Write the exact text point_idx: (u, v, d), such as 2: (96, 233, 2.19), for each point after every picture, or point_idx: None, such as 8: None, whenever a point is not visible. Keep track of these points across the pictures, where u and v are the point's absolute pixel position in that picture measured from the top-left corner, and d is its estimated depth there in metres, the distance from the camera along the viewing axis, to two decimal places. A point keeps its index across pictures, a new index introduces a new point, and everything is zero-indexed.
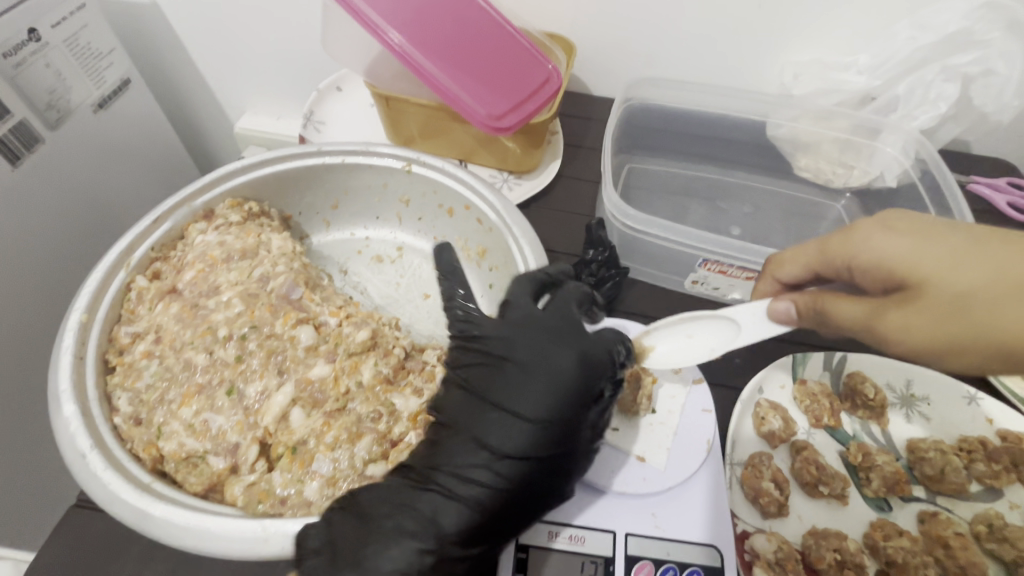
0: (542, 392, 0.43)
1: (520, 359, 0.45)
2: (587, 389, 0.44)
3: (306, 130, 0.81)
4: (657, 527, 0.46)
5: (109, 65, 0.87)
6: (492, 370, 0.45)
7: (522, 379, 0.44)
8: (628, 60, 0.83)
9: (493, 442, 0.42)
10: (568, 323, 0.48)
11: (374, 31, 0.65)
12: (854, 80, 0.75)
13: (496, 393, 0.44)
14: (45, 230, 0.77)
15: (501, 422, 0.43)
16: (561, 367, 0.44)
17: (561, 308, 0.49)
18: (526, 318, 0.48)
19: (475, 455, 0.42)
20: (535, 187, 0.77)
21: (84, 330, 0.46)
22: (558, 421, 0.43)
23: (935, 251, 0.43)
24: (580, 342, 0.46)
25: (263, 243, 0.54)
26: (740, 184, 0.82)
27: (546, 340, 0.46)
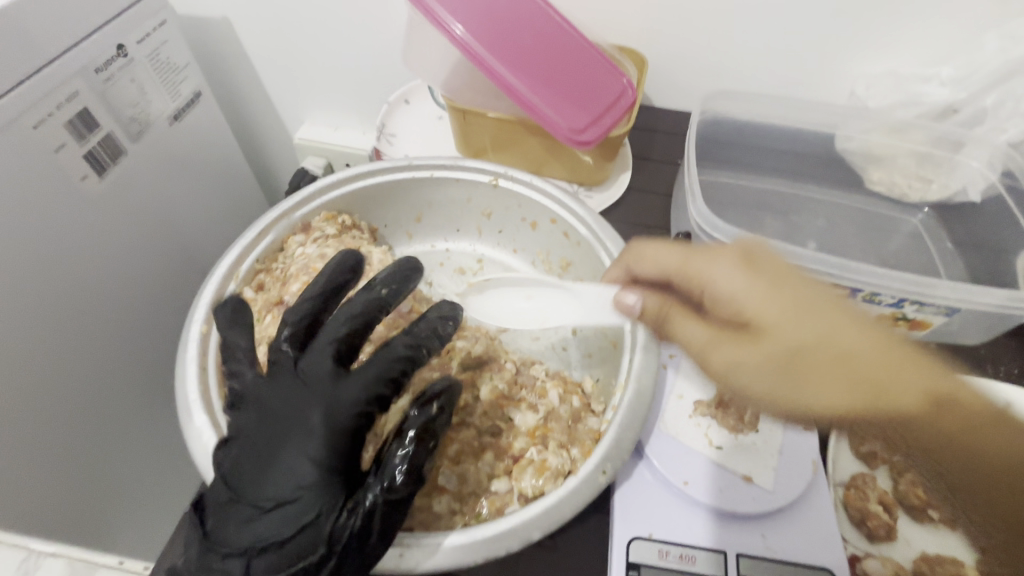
0: (280, 468, 0.38)
1: (264, 433, 0.40)
2: (339, 450, 0.39)
3: (380, 143, 0.82)
4: (769, 548, 0.45)
5: (184, 78, 0.89)
6: (240, 451, 0.40)
7: (264, 456, 0.39)
8: (697, 72, 0.83)
9: (231, 539, 0.37)
10: (312, 370, 0.41)
11: (439, 23, 0.66)
12: (935, 92, 0.74)
13: (238, 480, 0.39)
14: (125, 239, 0.79)
15: (240, 514, 0.38)
16: (303, 434, 0.39)
17: (313, 356, 0.42)
18: (274, 381, 0.42)
19: (217, 556, 0.37)
20: (607, 200, 0.77)
21: (204, 341, 0.47)
22: (300, 497, 0.38)
23: (781, 301, 0.38)
24: (321, 395, 0.40)
25: (365, 256, 0.58)
26: (813, 197, 0.80)
27: (291, 400, 0.40)
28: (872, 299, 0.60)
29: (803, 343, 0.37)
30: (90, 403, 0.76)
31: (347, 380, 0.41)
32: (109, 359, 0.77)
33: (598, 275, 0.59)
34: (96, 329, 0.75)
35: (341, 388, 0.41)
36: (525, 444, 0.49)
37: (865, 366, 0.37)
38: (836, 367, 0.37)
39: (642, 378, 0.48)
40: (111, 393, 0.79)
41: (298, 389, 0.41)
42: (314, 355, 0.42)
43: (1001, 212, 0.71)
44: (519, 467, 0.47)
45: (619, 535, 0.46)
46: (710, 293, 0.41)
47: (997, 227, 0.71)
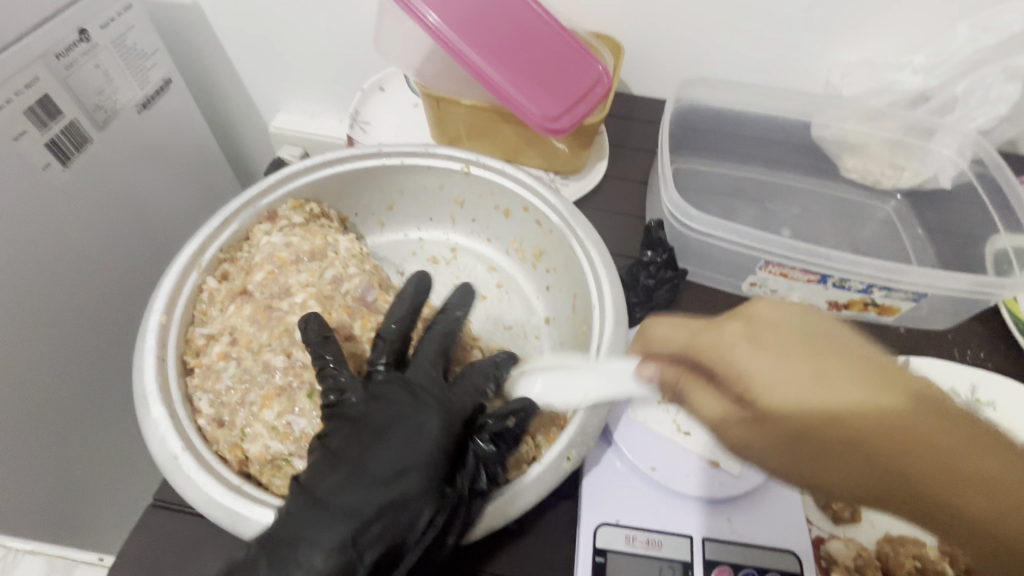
0: (397, 452, 0.40)
1: (382, 418, 0.41)
2: (452, 448, 0.42)
3: (353, 130, 0.80)
4: (734, 532, 0.46)
5: (153, 65, 0.87)
6: (352, 436, 0.40)
7: (382, 440, 0.40)
8: (674, 59, 0.82)
9: (343, 503, 0.37)
10: (432, 378, 0.45)
11: (413, 12, 0.65)
12: (908, 80, 0.73)
13: (354, 453, 0.39)
14: (90, 229, 0.77)
15: (354, 483, 0.38)
16: (420, 429, 0.41)
17: (425, 365, 0.46)
18: (388, 380, 0.44)
19: (321, 517, 0.36)
20: (583, 188, 0.77)
21: (163, 331, 0.45)
22: (416, 482, 0.39)
23: (791, 377, 0.38)
24: (441, 400, 0.43)
25: (330, 244, 0.55)
26: (789, 184, 0.80)
27: (409, 396, 0.43)
28: (842, 285, 0.60)
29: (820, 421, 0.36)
30: (56, 397, 0.74)
31: (455, 386, 0.45)
32: (76, 353, 0.76)
33: (571, 263, 0.59)
34: (60, 321, 0.73)
35: (456, 394, 0.45)
36: None
37: (873, 445, 0.35)
38: (843, 447, 0.36)
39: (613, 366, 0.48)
40: (80, 388, 0.77)
41: (415, 389, 0.43)
42: (426, 365, 0.46)
43: (970, 198, 0.72)
44: None
45: (585, 521, 0.46)
46: (724, 372, 0.41)
47: (968, 214, 0.72)
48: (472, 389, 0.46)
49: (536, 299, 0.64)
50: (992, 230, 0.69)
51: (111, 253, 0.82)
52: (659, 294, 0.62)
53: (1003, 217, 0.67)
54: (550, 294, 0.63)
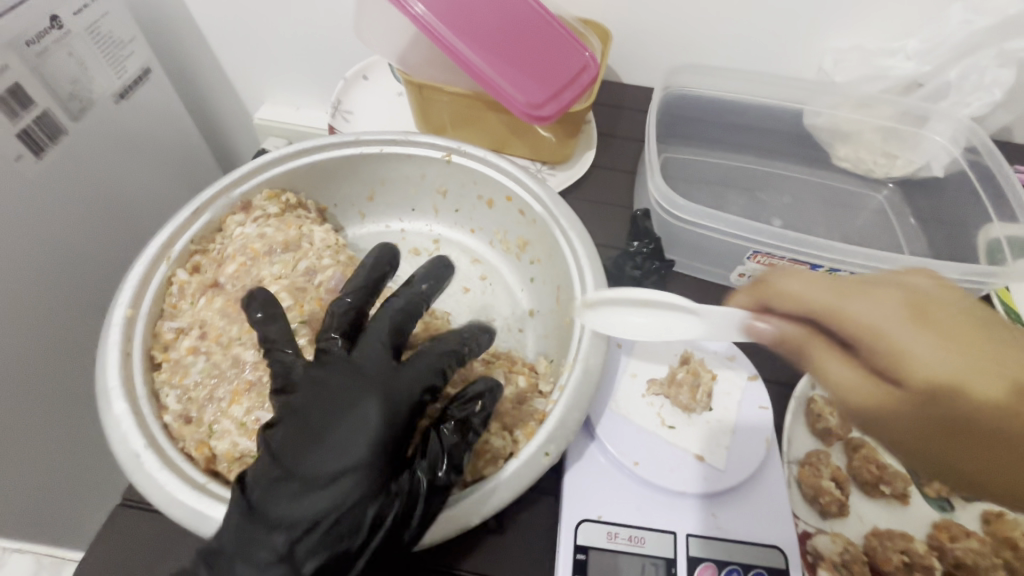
0: (336, 448, 0.38)
1: (319, 411, 0.39)
2: (394, 436, 0.39)
3: (335, 120, 0.78)
4: (719, 528, 0.45)
5: (130, 54, 0.84)
6: (291, 433, 0.38)
7: (319, 437, 0.38)
8: (663, 45, 0.80)
9: (278, 512, 0.36)
10: (376, 363, 0.41)
11: (400, 3, 0.63)
12: (901, 66, 0.72)
13: (290, 455, 0.37)
14: (70, 223, 0.75)
15: (289, 488, 0.36)
16: (358, 420, 0.38)
17: (371, 346, 0.42)
18: (327, 366, 0.41)
19: (256, 528, 0.35)
20: (570, 177, 0.75)
21: (129, 325, 0.44)
22: (356, 478, 0.37)
23: (967, 364, 0.30)
24: (381, 384, 0.40)
25: (305, 234, 0.53)
26: (781, 174, 0.78)
27: (349, 385, 0.40)
28: None
29: (985, 400, 0.29)
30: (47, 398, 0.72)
31: (402, 367, 0.42)
32: (64, 355, 0.74)
33: (554, 254, 0.57)
34: (44, 321, 0.71)
35: (401, 375, 0.41)
36: None
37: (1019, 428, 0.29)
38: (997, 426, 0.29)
39: (590, 358, 0.47)
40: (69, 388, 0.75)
41: (355, 376, 0.40)
42: (371, 342, 0.42)
43: (963, 187, 0.71)
44: None
45: (566, 518, 0.45)
46: (875, 349, 0.32)
47: (960, 203, 0.71)
48: (420, 368, 0.42)
49: (519, 291, 0.62)
50: (985, 219, 0.68)
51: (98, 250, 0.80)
52: (646, 285, 0.61)
53: (996, 205, 0.66)
54: (534, 285, 0.61)
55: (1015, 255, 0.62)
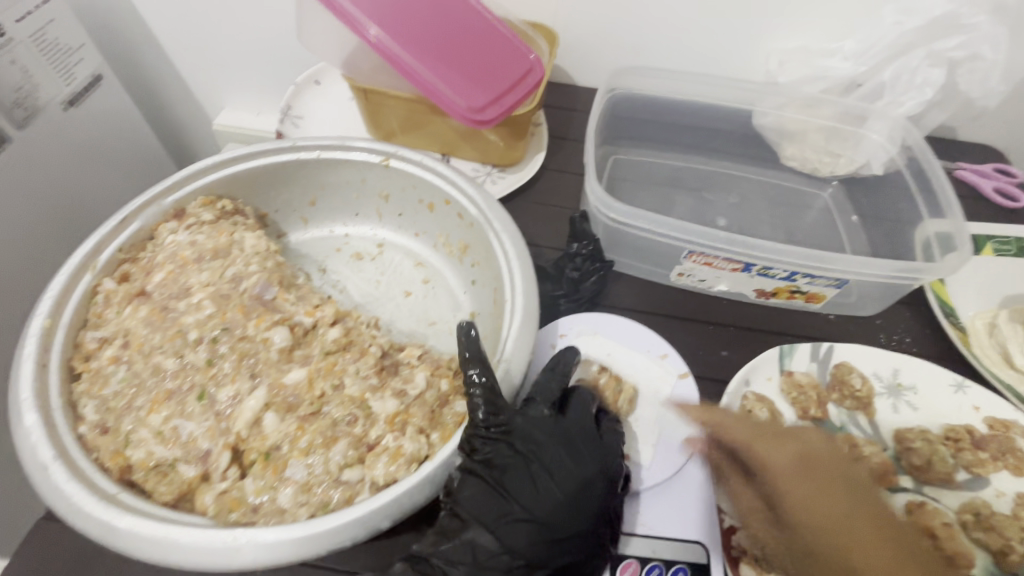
0: (562, 501, 0.43)
1: (545, 460, 0.44)
2: (603, 506, 0.44)
3: (283, 125, 0.78)
4: (643, 525, 0.47)
5: (79, 61, 0.79)
6: (519, 474, 0.43)
7: (546, 486, 0.43)
8: (611, 48, 0.82)
9: (507, 543, 0.41)
10: (590, 431, 0.47)
11: (354, 27, 0.63)
12: (839, 66, 0.74)
13: (518, 492, 0.42)
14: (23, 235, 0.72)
15: (517, 525, 0.41)
16: (582, 483, 0.44)
17: (584, 412, 0.48)
18: (544, 421, 0.46)
19: (489, 550, 0.40)
20: (518, 180, 0.74)
21: (47, 336, 0.45)
22: (566, 536, 0.42)
23: (838, 522, 0.40)
24: (605, 451, 0.46)
25: (236, 241, 0.53)
26: (727, 174, 0.79)
27: (570, 449, 0.45)
28: (766, 273, 0.60)
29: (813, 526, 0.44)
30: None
31: (607, 439, 0.47)
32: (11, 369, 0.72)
33: (490, 257, 0.58)
34: None
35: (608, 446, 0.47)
36: (384, 433, 0.43)
37: None
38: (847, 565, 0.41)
39: (512, 358, 0.47)
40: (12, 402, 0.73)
41: (580, 440, 0.46)
42: (584, 411, 0.48)
43: (900, 184, 0.72)
44: (375, 456, 0.42)
45: None
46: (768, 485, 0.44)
47: (897, 202, 0.73)
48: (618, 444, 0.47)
49: (461, 293, 0.63)
50: (918, 217, 0.69)
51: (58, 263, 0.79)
52: (585, 285, 0.62)
53: (927, 201, 0.68)
54: (475, 288, 0.62)
55: (941, 252, 0.64)
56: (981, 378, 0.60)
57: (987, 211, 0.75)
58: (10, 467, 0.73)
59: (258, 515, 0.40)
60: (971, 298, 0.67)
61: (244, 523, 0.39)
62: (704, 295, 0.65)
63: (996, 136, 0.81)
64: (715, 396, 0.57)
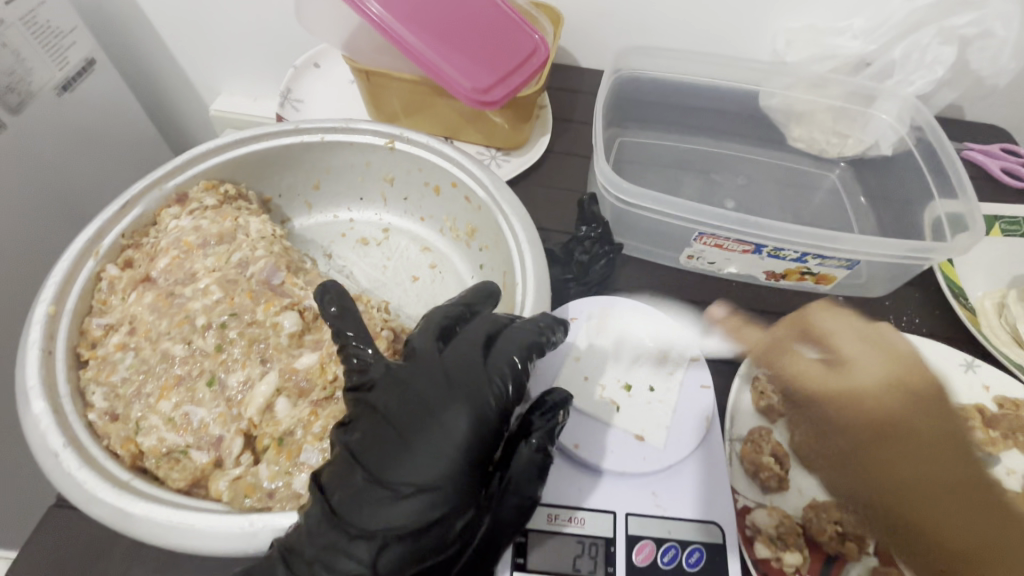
0: (425, 457, 0.36)
1: (398, 414, 0.37)
2: (484, 445, 0.37)
3: (283, 109, 0.77)
4: (658, 506, 0.46)
5: (71, 44, 0.77)
6: (373, 436, 0.37)
7: (406, 443, 0.36)
8: (616, 28, 0.80)
9: (360, 522, 0.35)
10: (462, 369, 0.39)
11: (354, 3, 0.62)
12: (848, 44, 0.72)
13: (372, 459, 0.36)
14: (21, 223, 0.71)
15: (375, 497, 0.35)
16: (446, 431, 0.37)
17: (459, 348, 0.41)
18: (407, 371, 0.40)
19: (338, 537, 0.35)
20: (524, 163, 0.73)
21: (52, 323, 0.44)
22: (437, 494, 0.35)
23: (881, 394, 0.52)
24: (472, 390, 0.38)
25: (241, 226, 0.52)
26: (734, 155, 0.78)
27: (435, 394, 0.38)
28: (777, 254, 0.59)
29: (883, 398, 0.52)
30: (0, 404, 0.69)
31: (493, 363, 0.40)
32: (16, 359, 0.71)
33: (499, 239, 0.57)
34: None
35: (491, 375, 0.39)
36: None
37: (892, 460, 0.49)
38: (896, 499, 0.47)
39: None
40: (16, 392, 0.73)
41: (444, 381, 0.39)
42: (463, 342, 0.41)
43: (909, 164, 0.72)
44: None
45: None
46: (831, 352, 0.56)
47: (906, 181, 0.72)
48: (498, 380, 0.39)
49: (468, 277, 0.62)
50: (928, 196, 0.68)
51: (56, 252, 0.77)
52: (594, 269, 0.61)
53: (937, 181, 0.67)
54: (483, 272, 0.61)
55: (953, 232, 0.63)
56: (991, 358, 0.60)
57: (995, 191, 0.74)
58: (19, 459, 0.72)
59: (274, 501, 0.39)
60: (979, 279, 0.66)
61: (260, 509, 0.39)
62: (714, 278, 0.65)
63: (1004, 115, 0.80)
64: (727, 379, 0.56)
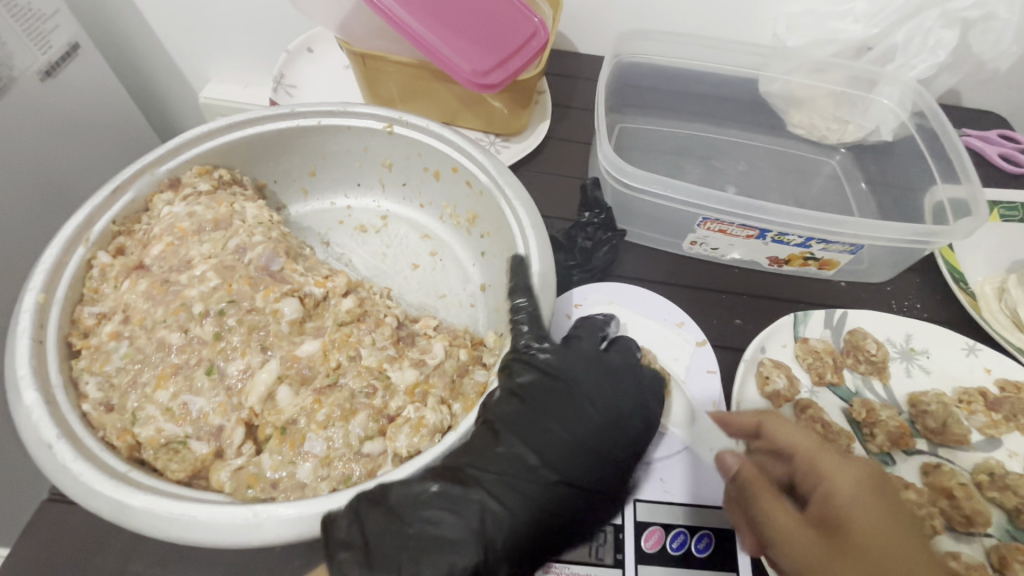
0: (603, 430, 0.42)
1: (584, 390, 0.44)
2: (648, 438, 0.45)
3: (277, 94, 0.75)
4: (666, 492, 0.46)
5: (54, 28, 0.74)
6: (554, 395, 0.43)
7: (587, 415, 0.42)
8: (614, 12, 0.79)
9: (551, 460, 0.40)
10: (629, 369, 0.46)
11: None
12: (850, 29, 0.71)
13: (558, 414, 0.42)
14: (8, 214, 0.69)
15: (566, 450, 0.41)
16: (629, 417, 0.44)
17: (625, 350, 0.48)
18: (584, 353, 0.46)
19: (531, 476, 0.39)
20: (524, 149, 0.72)
21: (42, 312, 0.42)
22: (614, 465, 0.42)
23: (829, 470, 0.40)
24: (642, 389, 0.45)
25: (237, 211, 0.51)
26: (734, 141, 0.77)
27: (617, 385, 0.45)
28: (781, 239, 0.59)
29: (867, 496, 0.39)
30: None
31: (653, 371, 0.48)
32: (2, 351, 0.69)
33: (502, 226, 0.56)
34: None
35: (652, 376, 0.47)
36: (405, 404, 0.43)
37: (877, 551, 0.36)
38: None
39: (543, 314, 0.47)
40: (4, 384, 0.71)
41: (619, 373, 0.46)
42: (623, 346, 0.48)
43: (910, 150, 0.71)
44: (396, 428, 0.42)
45: None
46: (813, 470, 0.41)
47: (907, 167, 0.72)
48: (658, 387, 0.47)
49: (470, 265, 0.61)
50: (930, 181, 0.68)
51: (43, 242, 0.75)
52: (598, 255, 0.61)
53: (939, 166, 0.67)
54: (485, 260, 0.60)
55: (956, 216, 0.63)
56: (991, 342, 0.60)
57: (993, 177, 0.74)
58: (10, 451, 0.71)
59: (278, 491, 0.39)
60: (979, 264, 0.66)
61: (263, 498, 0.39)
62: (716, 264, 0.64)
63: (1000, 101, 0.80)
64: (732, 364, 0.56)
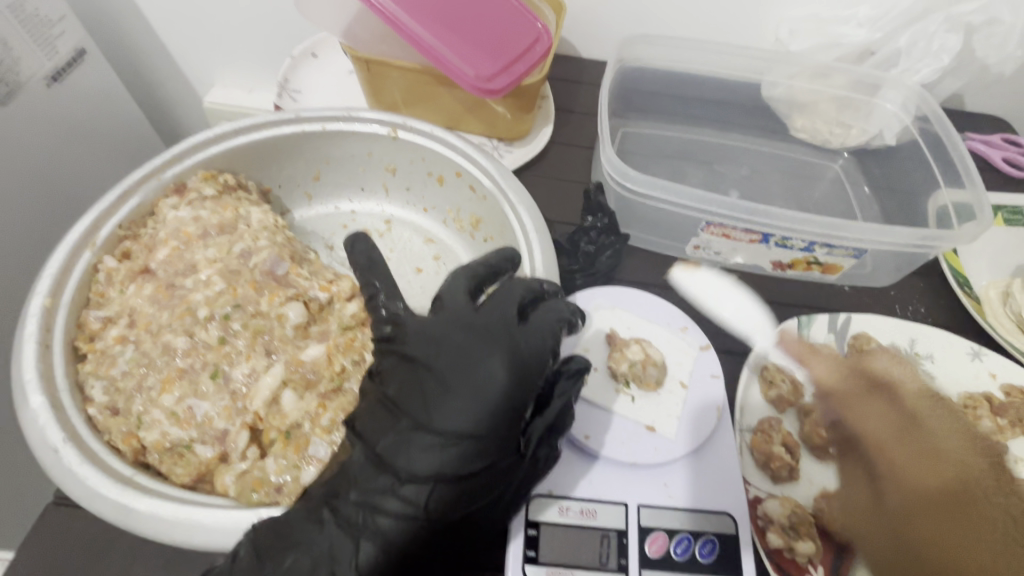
0: (463, 404, 0.37)
1: (437, 367, 0.38)
2: (518, 404, 0.38)
3: (281, 98, 0.75)
4: (670, 497, 0.45)
5: (61, 34, 0.74)
6: (409, 382, 0.39)
7: (443, 391, 0.37)
8: (618, 17, 0.79)
9: (407, 465, 0.36)
10: (494, 323, 0.40)
11: None
12: (853, 33, 0.72)
13: (415, 406, 0.38)
14: (14, 217, 0.69)
15: (420, 440, 0.36)
16: (489, 377, 0.37)
17: (497, 305, 0.42)
18: (451, 318, 0.41)
19: (385, 481, 0.36)
20: (527, 154, 0.72)
21: (48, 315, 0.43)
22: (477, 441, 0.36)
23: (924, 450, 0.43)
24: (508, 342, 0.39)
25: (242, 216, 0.51)
26: (737, 145, 0.77)
27: (477, 344, 0.39)
28: (785, 244, 0.59)
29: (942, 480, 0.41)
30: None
31: (529, 328, 0.41)
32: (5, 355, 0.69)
33: (505, 230, 0.56)
34: None
35: (527, 334, 0.40)
36: None
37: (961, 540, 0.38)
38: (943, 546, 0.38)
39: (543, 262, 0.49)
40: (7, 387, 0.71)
41: (479, 333, 0.39)
42: (496, 300, 0.42)
43: (913, 154, 0.71)
44: None
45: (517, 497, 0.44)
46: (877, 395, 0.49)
47: (911, 171, 0.72)
48: (537, 335, 0.40)
49: None
50: (933, 185, 0.68)
51: (48, 246, 0.76)
52: (601, 260, 0.61)
53: (943, 170, 0.67)
54: None
55: (960, 221, 0.63)
56: (996, 346, 0.60)
57: (998, 182, 0.74)
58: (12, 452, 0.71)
59: (282, 495, 0.39)
60: (984, 269, 0.66)
61: (268, 503, 0.39)
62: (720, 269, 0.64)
63: (1003, 105, 0.81)
64: (736, 369, 0.56)
